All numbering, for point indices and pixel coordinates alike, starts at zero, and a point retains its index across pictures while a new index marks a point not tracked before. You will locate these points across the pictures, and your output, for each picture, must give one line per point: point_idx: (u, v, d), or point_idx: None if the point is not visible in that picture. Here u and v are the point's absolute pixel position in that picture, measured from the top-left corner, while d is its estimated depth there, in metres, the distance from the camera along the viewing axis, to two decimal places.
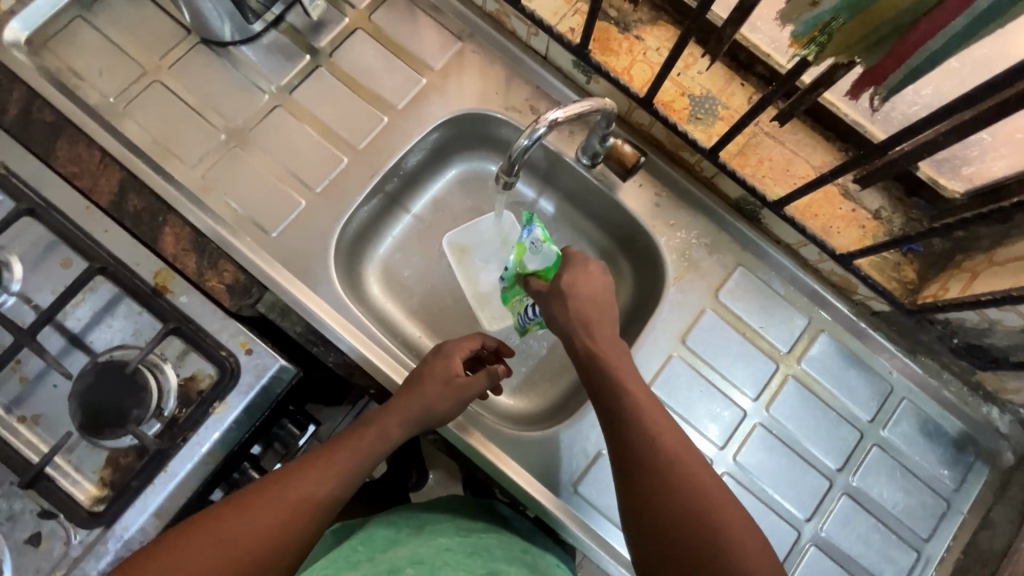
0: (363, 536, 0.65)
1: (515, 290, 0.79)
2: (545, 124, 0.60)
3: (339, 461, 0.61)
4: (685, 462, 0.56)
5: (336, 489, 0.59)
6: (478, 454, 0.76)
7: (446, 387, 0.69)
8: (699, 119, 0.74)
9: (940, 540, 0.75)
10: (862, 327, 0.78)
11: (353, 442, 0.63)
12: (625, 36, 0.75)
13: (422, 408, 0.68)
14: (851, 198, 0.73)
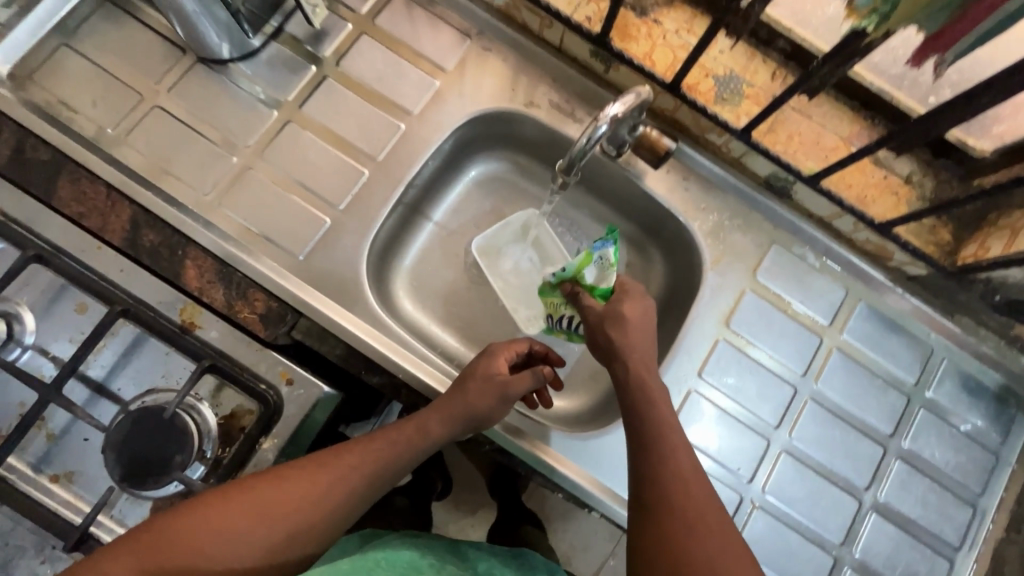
0: (385, 555, 0.59)
1: (556, 292, 0.77)
2: (605, 120, 0.60)
3: (379, 447, 0.63)
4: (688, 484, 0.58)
5: (369, 481, 0.61)
6: (537, 459, 0.75)
7: (492, 386, 0.67)
8: (725, 99, 0.73)
9: (993, 493, 0.76)
10: (898, 292, 0.79)
11: (399, 429, 0.65)
12: (643, 20, 0.74)
13: (466, 407, 0.66)
14: (881, 165, 0.73)
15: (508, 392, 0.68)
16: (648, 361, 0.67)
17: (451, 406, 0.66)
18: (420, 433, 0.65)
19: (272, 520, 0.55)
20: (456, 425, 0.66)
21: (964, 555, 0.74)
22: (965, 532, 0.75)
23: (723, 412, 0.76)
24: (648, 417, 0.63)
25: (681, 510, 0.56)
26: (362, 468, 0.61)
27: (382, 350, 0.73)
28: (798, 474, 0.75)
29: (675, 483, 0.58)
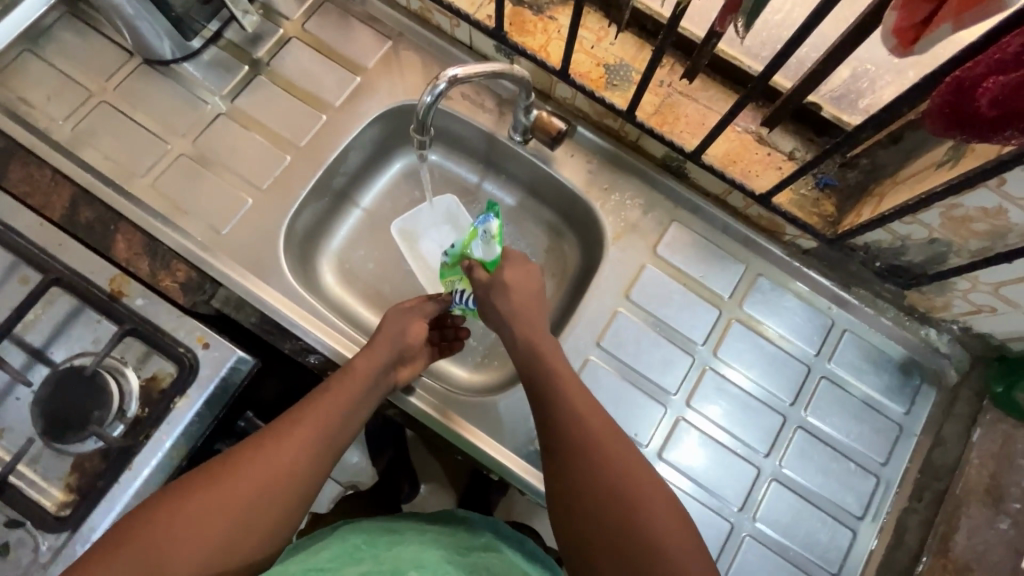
0: (367, 539, 0.66)
1: (454, 271, 0.80)
2: (445, 80, 0.65)
3: (333, 405, 0.64)
4: (604, 446, 0.57)
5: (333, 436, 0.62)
6: (437, 421, 0.78)
7: (405, 313, 0.76)
8: (616, 85, 0.79)
9: (897, 463, 0.76)
10: (795, 266, 0.81)
11: (335, 388, 0.66)
12: (539, 17, 0.80)
13: (385, 336, 0.73)
14: (765, 142, 0.77)
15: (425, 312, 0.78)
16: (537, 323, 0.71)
17: (374, 343, 0.72)
18: (356, 386, 0.67)
19: (241, 492, 0.54)
20: (380, 356, 0.71)
21: (867, 525, 0.74)
22: (868, 502, 0.75)
23: (621, 380, 0.78)
24: (559, 403, 0.61)
25: (620, 501, 0.53)
26: (308, 424, 0.61)
27: (298, 319, 0.80)
28: (695, 441, 0.77)
29: (609, 478, 0.55)
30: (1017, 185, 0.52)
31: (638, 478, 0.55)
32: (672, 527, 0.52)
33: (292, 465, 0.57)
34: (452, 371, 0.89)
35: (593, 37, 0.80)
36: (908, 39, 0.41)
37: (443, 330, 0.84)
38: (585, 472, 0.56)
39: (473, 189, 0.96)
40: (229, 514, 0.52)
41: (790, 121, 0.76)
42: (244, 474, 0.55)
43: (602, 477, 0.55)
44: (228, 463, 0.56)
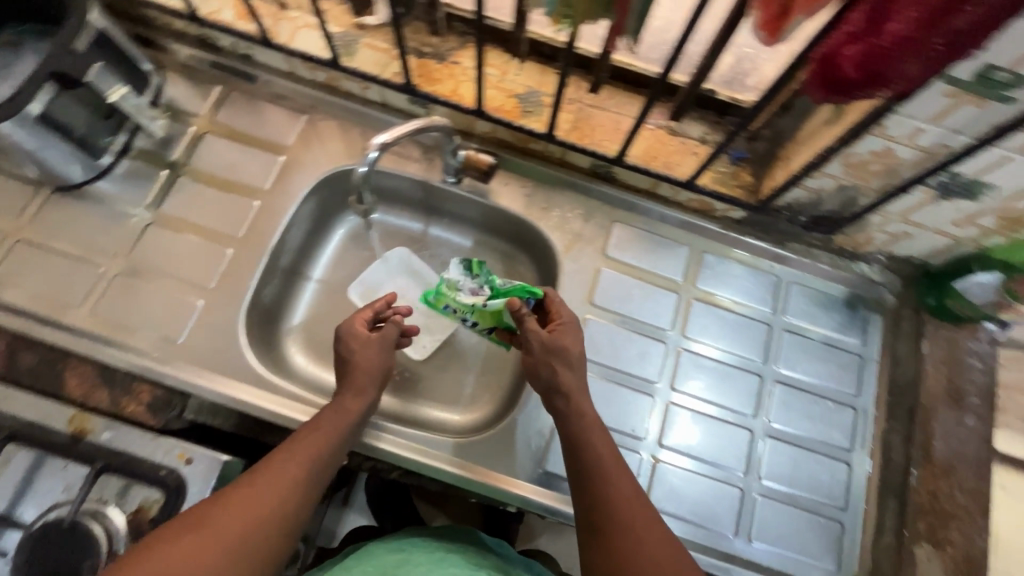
0: (372, 562, 0.68)
1: (467, 305, 0.80)
2: (375, 148, 0.68)
3: (324, 435, 0.65)
4: (648, 530, 0.59)
5: (323, 466, 0.63)
6: (442, 471, 0.77)
7: (369, 339, 0.74)
8: (530, 112, 0.83)
9: (867, 391, 0.82)
10: (733, 236, 0.87)
11: (322, 423, 0.66)
12: (443, 64, 0.84)
13: (363, 363, 0.73)
14: (677, 133, 0.83)
15: (387, 339, 0.76)
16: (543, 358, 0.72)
17: (350, 376, 0.71)
18: (343, 416, 0.68)
19: (244, 523, 0.55)
20: (367, 392, 0.71)
21: (858, 455, 0.80)
22: (852, 434, 0.81)
23: (607, 382, 0.81)
24: (602, 486, 0.62)
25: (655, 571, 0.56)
26: (303, 455, 0.61)
27: (277, 404, 0.76)
28: (687, 420, 0.80)
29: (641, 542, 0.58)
30: (895, 127, 0.60)
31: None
32: None
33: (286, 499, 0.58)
34: (444, 417, 0.88)
35: (499, 72, 0.84)
36: (773, 29, 0.46)
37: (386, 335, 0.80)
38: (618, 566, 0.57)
39: (419, 236, 0.97)
40: (234, 545, 0.53)
41: (695, 108, 0.83)
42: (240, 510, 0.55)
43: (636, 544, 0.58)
44: (228, 497, 0.56)
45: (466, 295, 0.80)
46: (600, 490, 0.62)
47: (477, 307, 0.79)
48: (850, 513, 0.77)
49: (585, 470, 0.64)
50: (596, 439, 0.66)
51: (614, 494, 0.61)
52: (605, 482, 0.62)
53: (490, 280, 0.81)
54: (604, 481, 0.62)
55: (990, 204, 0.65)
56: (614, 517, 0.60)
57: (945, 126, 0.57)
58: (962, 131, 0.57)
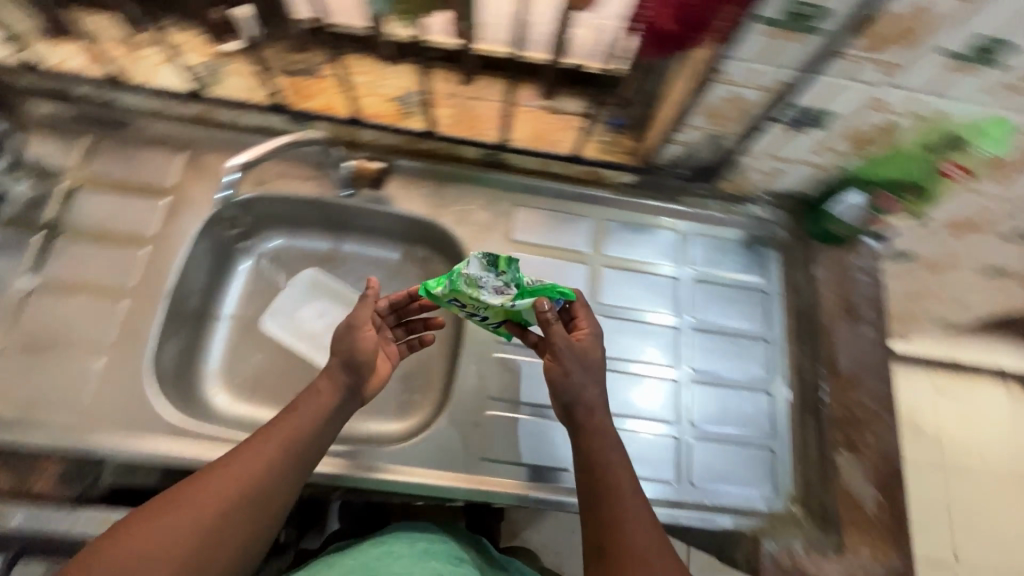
0: (356, 554, 0.69)
1: (492, 306, 0.68)
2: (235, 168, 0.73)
3: (300, 419, 0.63)
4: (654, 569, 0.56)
5: (300, 450, 0.62)
6: (380, 482, 0.75)
7: (340, 323, 0.70)
8: (410, 113, 0.83)
9: (775, 322, 0.88)
10: (630, 200, 0.91)
11: (299, 408, 0.64)
12: (314, 79, 0.83)
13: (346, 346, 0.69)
14: (557, 111, 0.85)
15: (369, 315, 0.70)
16: (571, 370, 0.66)
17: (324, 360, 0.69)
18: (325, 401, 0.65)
19: (215, 504, 0.55)
20: (342, 376, 0.68)
21: (777, 382, 0.85)
22: (768, 364, 0.86)
23: (532, 360, 0.84)
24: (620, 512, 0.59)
25: None
26: (277, 439, 0.61)
27: (197, 452, 0.72)
28: (615, 381, 0.83)
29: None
30: (736, 71, 0.64)
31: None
32: None
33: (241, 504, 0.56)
34: (382, 428, 0.86)
35: (371, 78, 0.84)
36: None
37: (411, 326, 0.83)
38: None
39: (329, 254, 0.94)
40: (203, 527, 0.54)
41: (569, 84, 0.85)
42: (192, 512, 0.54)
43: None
44: (202, 478, 0.57)
45: (486, 293, 0.67)
46: (613, 517, 0.59)
47: (500, 309, 0.69)
48: (779, 438, 0.81)
49: (599, 492, 0.61)
50: (614, 464, 0.63)
51: (628, 522, 0.59)
52: (618, 511, 0.59)
53: (518, 277, 0.69)
54: (618, 510, 0.60)
55: (838, 129, 0.71)
56: (627, 547, 0.57)
57: (777, 64, 0.62)
58: (791, 65, 0.61)
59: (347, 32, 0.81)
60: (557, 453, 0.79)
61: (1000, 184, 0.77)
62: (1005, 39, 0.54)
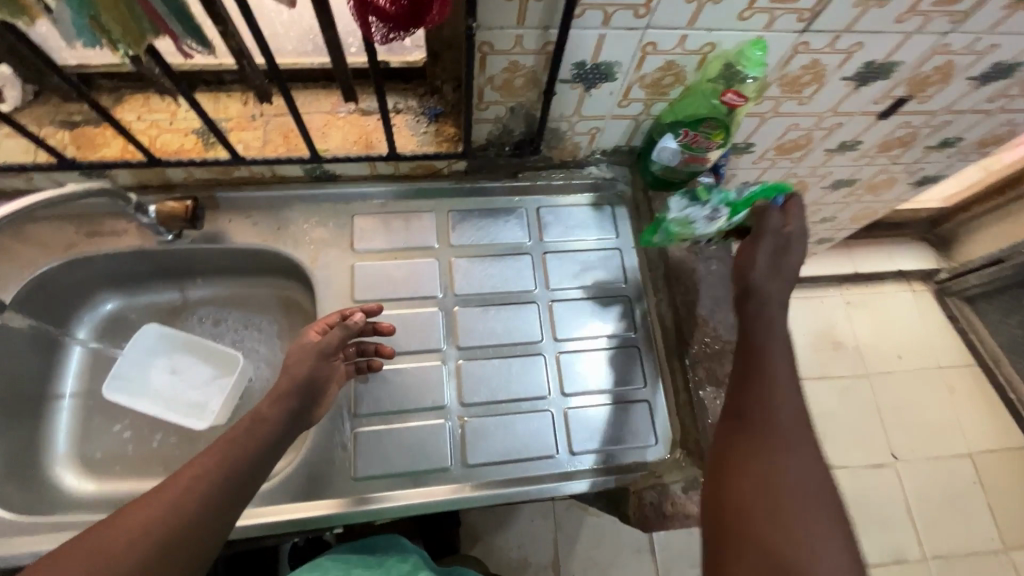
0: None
1: (713, 224, 0.76)
2: None
3: (240, 446, 0.58)
4: (786, 439, 0.58)
5: (239, 477, 0.56)
6: (244, 529, 0.71)
7: (305, 349, 0.68)
8: (213, 142, 0.79)
9: (632, 277, 0.89)
10: (470, 187, 0.90)
11: (235, 436, 0.59)
12: (101, 128, 0.78)
13: (294, 379, 0.66)
14: (371, 113, 0.84)
15: (336, 347, 0.70)
16: (755, 277, 0.70)
17: (273, 384, 0.65)
18: (269, 427, 0.61)
19: (146, 537, 0.49)
20: (287, 400, 0.64)
21: (643, 336, 0.85)
22: (633, 319, 0.86)
23: (394, 369, 0.80)
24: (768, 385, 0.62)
25: (786, 480, 0.56)
26: (211, 466, 0.55)
27: (30, 550, 0.66)
28: (482, 369, 0.81)
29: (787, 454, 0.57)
30: (500, 41, 0.64)
31: (818, 529, 0.53)
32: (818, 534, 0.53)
33: (182, 531, 0.51)
34: None
35: (167, 114, 0.80)
36: None
37: (361, 345, 0.78)
38: (758, 466, 0.57)
39: (179, 303, 0.90)
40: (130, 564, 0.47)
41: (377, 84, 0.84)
42: (122, 544, 0.48)
43: (781, 446, 0.58)
44: (123, 515, 0.50)
45: (687, 221, 0.77)
46: (765, 405, 0.60)
47: (719, 226, 0.76)
48: (652, 388, 0.82)
49: (754, 378, 0.62)
50: (773, 349, 0.64)
51: (776, 409, 0.60)
52: (772, 395, 0.61)
53: (723, 197, 0.75)
54: (767, 398, 0.61)
55: (627, 79, 0.72)
56: (767, 420, 0.60)
57: (533, 25, 0.62)
58: (549, 25, 0.62)
59: (127, 71, 0.77)
60: (433, 453, 0.76)
61: (798, 102, 0.81)
62: None
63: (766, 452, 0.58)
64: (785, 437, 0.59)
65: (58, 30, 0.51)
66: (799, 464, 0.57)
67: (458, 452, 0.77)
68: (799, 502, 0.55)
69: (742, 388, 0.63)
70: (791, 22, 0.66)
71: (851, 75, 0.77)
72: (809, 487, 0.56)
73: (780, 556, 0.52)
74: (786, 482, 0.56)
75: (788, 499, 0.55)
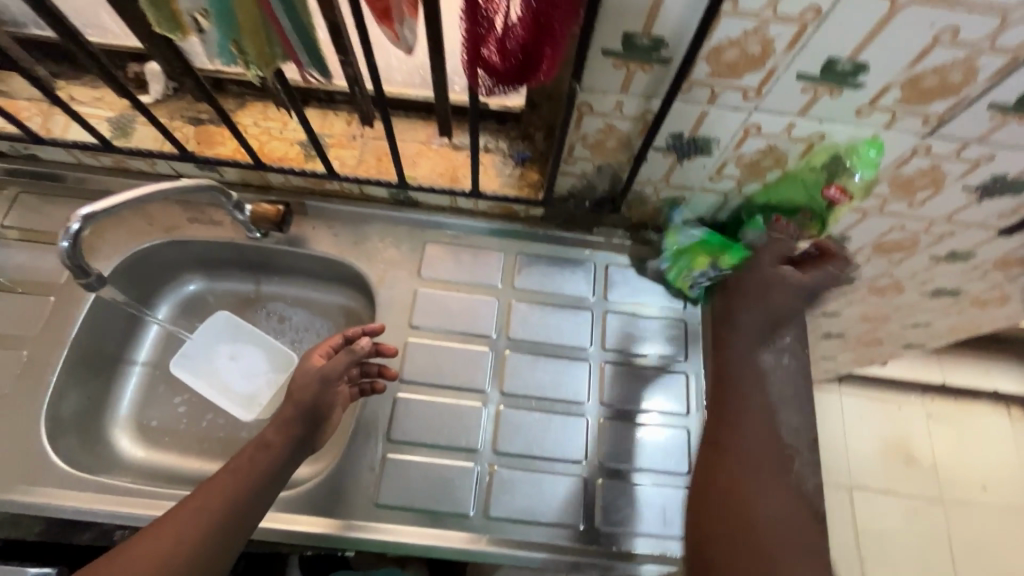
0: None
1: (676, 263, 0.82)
2: (79, 219, 0.63)
3: (251, 471, 0.62)
4: (762, 451, 0.65)
5: (250, 500, 0.60)
6: (264, 531, 0.72)
7: (310, 375, 0.70)
8: (314, 155, 0.85)
9: (693, 353, 0.84)
10: (543, 233, 0.90)
11: (244, 459, 0.62)
12: (222, 127, 0.85)
13: (296, 407, 0.67)
14: (461, 149, 0.86)
15: (340, 369, 0.71)
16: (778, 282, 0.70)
17: (277, 410, 0.67)
18: (275, 452, 0.64)
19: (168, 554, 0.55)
20: (292, 427, 0.66)
21: (694, 417, 0.81)
22: (687, 398, 0.82)
23: (435, 401, 0.80)
24: (738, 396, 0.69)
25: (751, 491, 0.62)
26: (223, 491, 0.60)
27: (75, 505, 0.70)
28: (521, 420, 0.80)
29: (758, 472, 0.64)
30: (599, 103, 0.64)
31: (787, 538, 0.60)
32: (783, 545, 0.59)
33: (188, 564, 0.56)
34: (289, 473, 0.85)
35: (279, 123, 0.86)
36: (387, 24, 0.49)
37: (366, 365, 0.78)
38: (728, 481, 0.63)
39: (253, 295, 0.96)
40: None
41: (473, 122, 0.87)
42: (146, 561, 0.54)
43: (748, 467, 0.64)
44: (145, 536, 0.56)
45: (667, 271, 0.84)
46: (739, 418, 0.67)
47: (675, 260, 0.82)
48: None
49: (727, 397, 0.69)
50: (748, 385, 0.69)
51: (749, 431, 0.66)
52: (748, 412, 0.67)
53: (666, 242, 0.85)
54: (739, 429, 0.66)
55: (724, 156, 0.70)
56: (742, 433, 0.66)
57: (636, 94, 0.62)
58: (652, 95, 0.62)
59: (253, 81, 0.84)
60: (456, 497, 0.75)
61: (908, 204, 0.75)
62: (859, 60, 0.54)
63: (742, 482, 0.63)
64: (756, 453, 0.65)
65: (203, 47, 0.56)
66: (770, 488, 0.63)
67: (481, 501, 0.75)
68: (765, 517, 0.61)
69: (719, 409, 0.69)
70: (914, 124, 0.61)
71: (975, 186, 0.70)
72: (776, 502, 0.62)
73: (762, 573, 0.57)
74: (756, 501, 0.62)
75: (766, 521, 0.60)
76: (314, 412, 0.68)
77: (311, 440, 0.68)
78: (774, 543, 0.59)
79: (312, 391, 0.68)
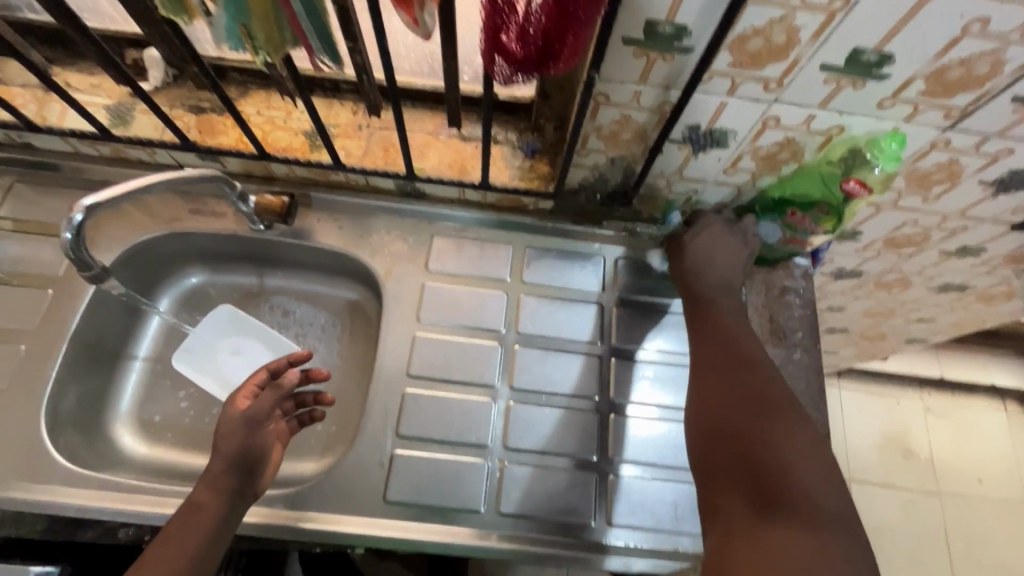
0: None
1: None
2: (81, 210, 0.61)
3: (201, 526, 0.58)
4: (737, 360, 0.62)
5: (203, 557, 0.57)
6: (272, 528, 0.71)
7: (232, 419, 0.66)
8: (319, 145, 0.83)
9: None
10: (552, 226, 0.88)
11: (189, 514, 0.59)
12: (224, 116, 0.83)
13: (229, 453, 0.63)
14: (469, 139, 0.85)
15: (265, 408, 0.67)
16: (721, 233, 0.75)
17: (206, 462, 0.63)
18: (219, 503, 0.60)
19: None
20: (224, 479, 0.62)
21: None
22: None
23: (444, 397, 0.79)
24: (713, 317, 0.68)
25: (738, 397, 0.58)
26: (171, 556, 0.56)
27: (77, 502, 0.68)
28: (531, 415, 0.79)
29: (741, 375, 0.60)
30: (617, 93, 0.63)
31: (793, 430, 0.55)
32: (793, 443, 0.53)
33: None
34: (295, 469, 0.83)
35: (283, 112, 0.84)
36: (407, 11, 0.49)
37: (299, 396, 0.77)
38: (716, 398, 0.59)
39: (256, 289, 0.94)
40: None
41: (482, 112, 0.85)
42: None
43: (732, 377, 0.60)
44: None
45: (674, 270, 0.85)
46: (713, 339, 0.65)
47: None
48: None
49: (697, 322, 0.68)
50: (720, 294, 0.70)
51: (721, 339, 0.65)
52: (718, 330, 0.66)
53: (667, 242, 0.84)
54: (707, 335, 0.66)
55: (740, 149, 0.69)
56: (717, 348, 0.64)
57: (653, 83, 0.61)
58: (671, 85, 0.61)
59: (257, 69, 0.82)
60: (466, 493, 0.74)
61: (923, 199, 0.75)
62: (885, 51, 0.53)
63: (727, 376, 0.61)
64: (742, 364, 0.62)
65: (211, 31, 0.54)
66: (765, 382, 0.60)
67: (491, 496, 0.74)
68: (759, 422, 0.55)
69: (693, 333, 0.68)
70: (935, 117, 0.61)
71: (992, 180, 0.70)
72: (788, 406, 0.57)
73: (762, 466, 0.52)
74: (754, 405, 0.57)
75: (756, 407, 0.57)
76: (244, 455, 0.64)
77: (256, 480, 0.65)
78: (770, 430, 0.55)
79: (240, 436, 0.65)
